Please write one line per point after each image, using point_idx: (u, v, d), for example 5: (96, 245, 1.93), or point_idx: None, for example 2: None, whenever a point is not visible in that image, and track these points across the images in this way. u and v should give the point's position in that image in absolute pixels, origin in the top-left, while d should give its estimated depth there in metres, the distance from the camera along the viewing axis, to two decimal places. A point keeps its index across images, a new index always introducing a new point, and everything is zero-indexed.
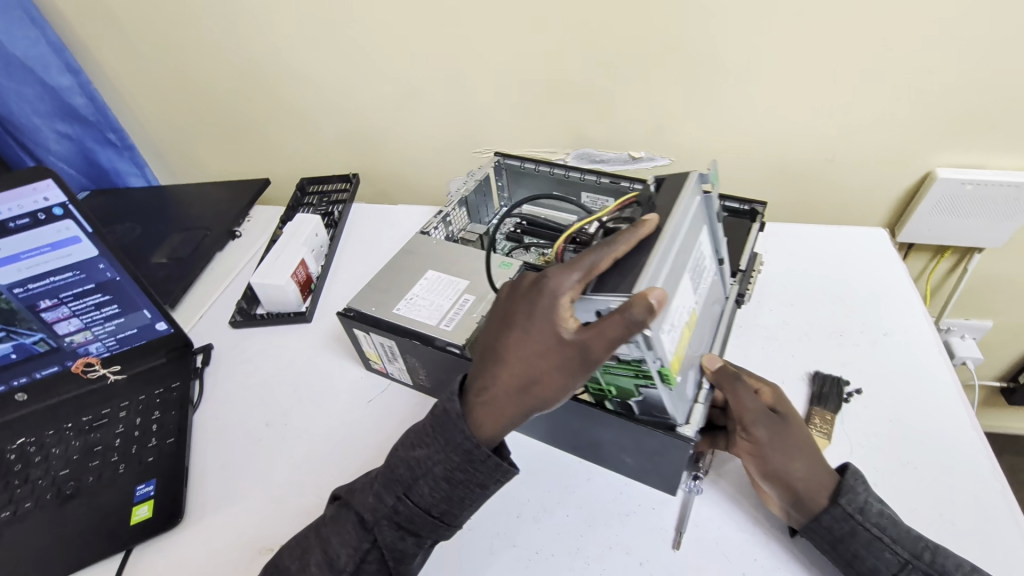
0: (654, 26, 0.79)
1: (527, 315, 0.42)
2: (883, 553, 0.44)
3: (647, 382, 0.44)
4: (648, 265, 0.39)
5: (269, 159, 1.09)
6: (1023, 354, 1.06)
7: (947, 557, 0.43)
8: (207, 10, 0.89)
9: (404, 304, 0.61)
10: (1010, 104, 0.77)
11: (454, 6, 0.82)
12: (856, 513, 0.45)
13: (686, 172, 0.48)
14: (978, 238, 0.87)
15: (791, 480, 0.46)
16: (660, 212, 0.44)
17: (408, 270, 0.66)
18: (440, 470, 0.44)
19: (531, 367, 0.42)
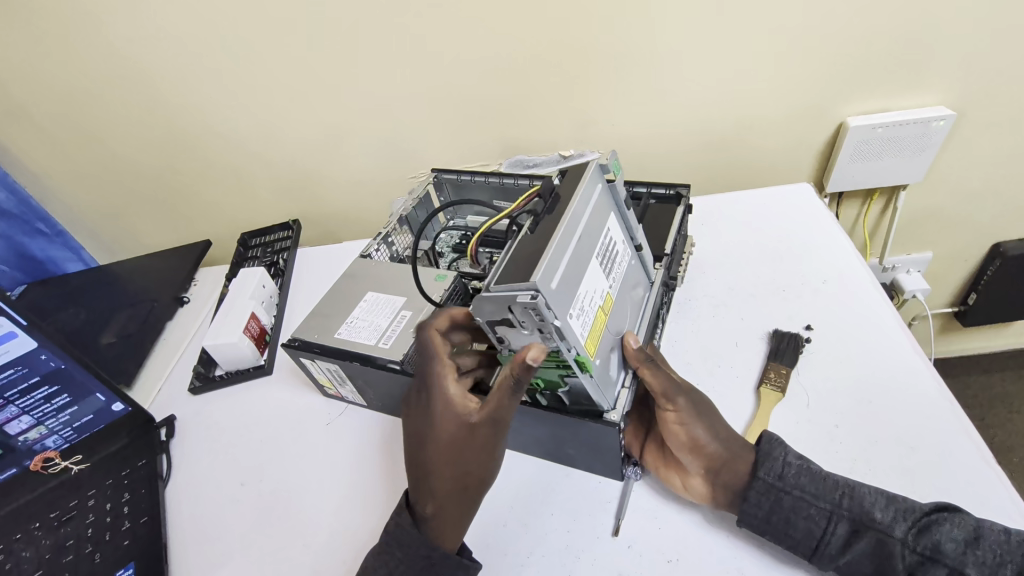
0: (556, 29, 0.81)
1: (437, 432, 0.51)
2: (809, 512, 0.46)
3: (569, 371, 0.48)
4: (544, 257, 0.43)
5: (208, 219, 1.08)
6: (967, 277, 1.11)
7: (866, 497, 0.45)
8: (115, 82, 0.89)
9: (344, 328, 0.63)
10: (900, 47, 0.81)
11: (357, 38, 0.83)
12: (776, 481, 0.48)
13: (585, 163, 0.52)
14: (899, 177, 0.92)
15: (717, 448, 0.50)
16: (559, 205, 0.49)
17: (349, 296, 0.67)
18: (407, 571, 0.48)
19: (461, 467, 0.50)
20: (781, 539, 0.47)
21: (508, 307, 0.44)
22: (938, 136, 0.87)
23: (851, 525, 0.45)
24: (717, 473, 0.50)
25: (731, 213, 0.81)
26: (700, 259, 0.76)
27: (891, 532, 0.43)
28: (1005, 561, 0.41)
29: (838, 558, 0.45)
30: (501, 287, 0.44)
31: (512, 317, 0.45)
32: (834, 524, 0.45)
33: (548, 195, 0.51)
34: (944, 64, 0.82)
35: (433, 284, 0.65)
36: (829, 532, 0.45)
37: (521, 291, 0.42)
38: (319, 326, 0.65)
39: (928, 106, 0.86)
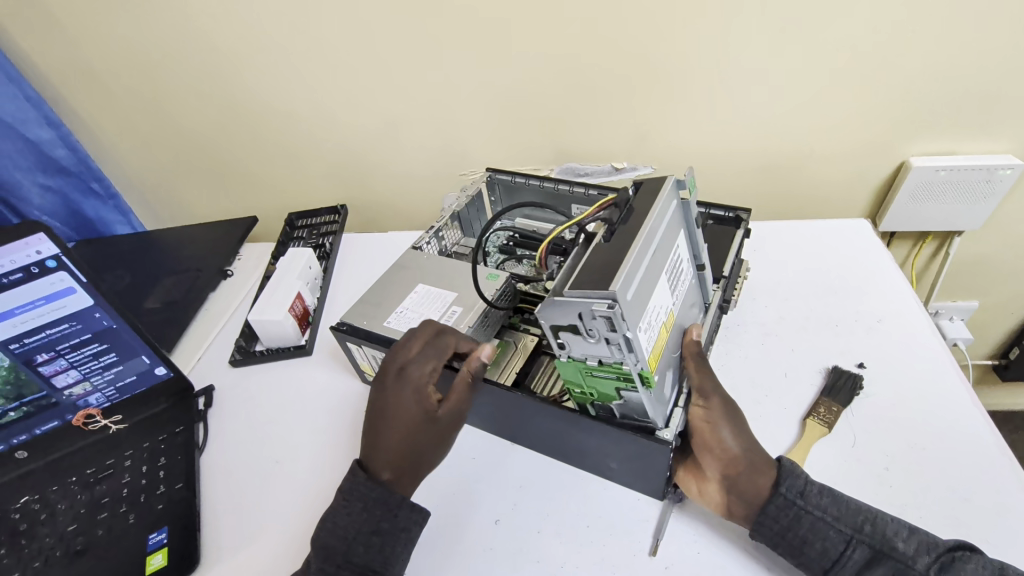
0: (626, 42, 0.82)
1: (406, 406, 0.53)
2: (827, 534, 0.45)
3: (628, 384, 0.47)
4: (623, 268, 0.42)
5: (255, 196, 1.09)
6: (1011, 330, 1.09)
7: (887, 525, 0.44)
8: (184, 54, 0.90)
9: (395, 317, 0.63)
10: (972, 92, 0.80)
11: (429, 32, 0.84)
12: (797, 499, 0.47)
13: (663, 177, 0.51)
14: (956, 222, 0.90)
15: (744, 455, 0.49)
16: (635, 217, 0.48)
17: (400, 286, 0.67)
18: (366, 526, 0.50)
19: (418, 442, 0.52)
20: (794, 555, 0.47)
21: (579, 314, 0.43)
22: (1002, 185, 0.85)
23: (870, 551, 0.44)
24: (732, 481, 0.49)
25: (787, 244, 0.80)
26: (749, 287, 0.75)
27: (913, 565, 0.42)
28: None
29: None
30: (576, 292, 0.43)
31: (579, 325, 0.44)
32: (852, 548, 0.44)
33: (624, 206, 0.50)
34: (1016, 113, 0.81)
35: (487, 283, 0.64)
36: (846, 554, 0.45)
37: (598, 301, 0.41)
38: (369, 313, 0.65)
39: (995, 154, 0.85)
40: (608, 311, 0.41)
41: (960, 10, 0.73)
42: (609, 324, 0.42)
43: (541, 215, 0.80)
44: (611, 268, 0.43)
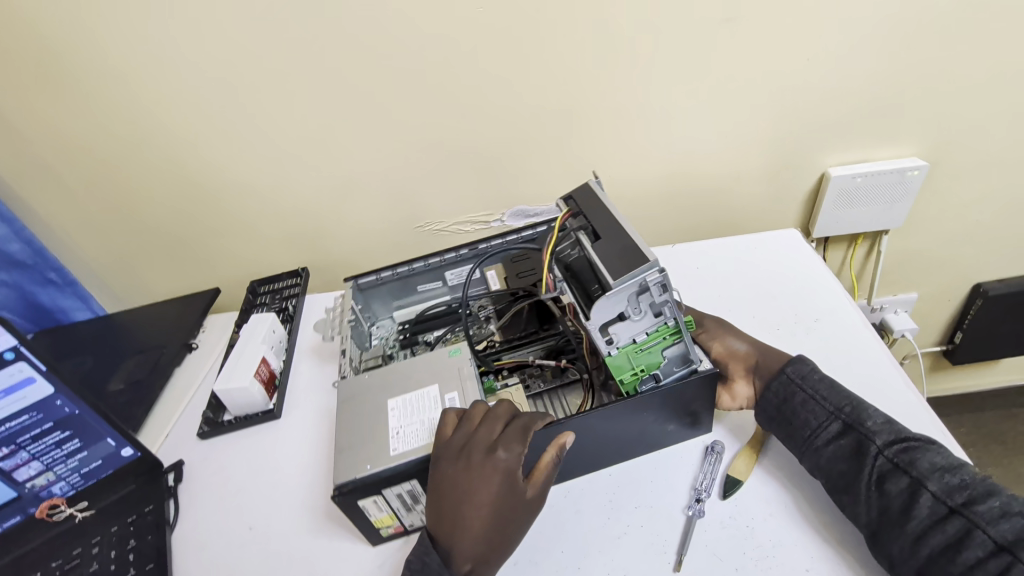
0: (555, 90, 0.88)
1: (495, 491, 0.53)
2: (813, 408, 0.56)
3: (676, 338, 0.56)
4: (641, 243, 0.52)
5: (214, 268, 1.09)
6: (952, 316, 1.16)
7: (868, 411, 0.54)
8: (133, 141, 0.92)
9: (395, 443, 0.57)
10: (870, 105, 0.88)
11: (372, 97, 0.89)
12: (797, 378, 0.58)
13: (585, 186, 0.60)
14: (880, 223, 0.97)
15: (752, 351, 0.64)
16: (603, 217, 0.56)
17: (371, 408, 0.61)
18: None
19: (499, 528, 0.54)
20: (783, 426, 0.58)
21: (638, 285, 0.51)
22: (913, 184, 0.93)
23: (843, 426, 0.54)
24: (754, 368, 0.62)
25: (714, 259, 0.85)
26: (695, 302, 0.78)
27: (873, 438, 0.52)
28: (967, 487, 0.47)
29: (821, 450, 0.55)
30: (622, 278, 0.50)
31: (630, 302, 0.52)
32: (830, 422, 0.55)
33: (579, 215, 0.59)
34: (912, 120, 0.89)
35: (454, 359, 0.64)
36: (824, 427, 0.55)
37: (649, 270, 0.50)
38: (365, 451, 0.57)
39: (902, 158, 0.93)
40: (659, 272, 0.50)
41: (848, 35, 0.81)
42: (659, 290, 0.52)
43: (418, 293, 0.81)
44: (631, 249, 0.52)
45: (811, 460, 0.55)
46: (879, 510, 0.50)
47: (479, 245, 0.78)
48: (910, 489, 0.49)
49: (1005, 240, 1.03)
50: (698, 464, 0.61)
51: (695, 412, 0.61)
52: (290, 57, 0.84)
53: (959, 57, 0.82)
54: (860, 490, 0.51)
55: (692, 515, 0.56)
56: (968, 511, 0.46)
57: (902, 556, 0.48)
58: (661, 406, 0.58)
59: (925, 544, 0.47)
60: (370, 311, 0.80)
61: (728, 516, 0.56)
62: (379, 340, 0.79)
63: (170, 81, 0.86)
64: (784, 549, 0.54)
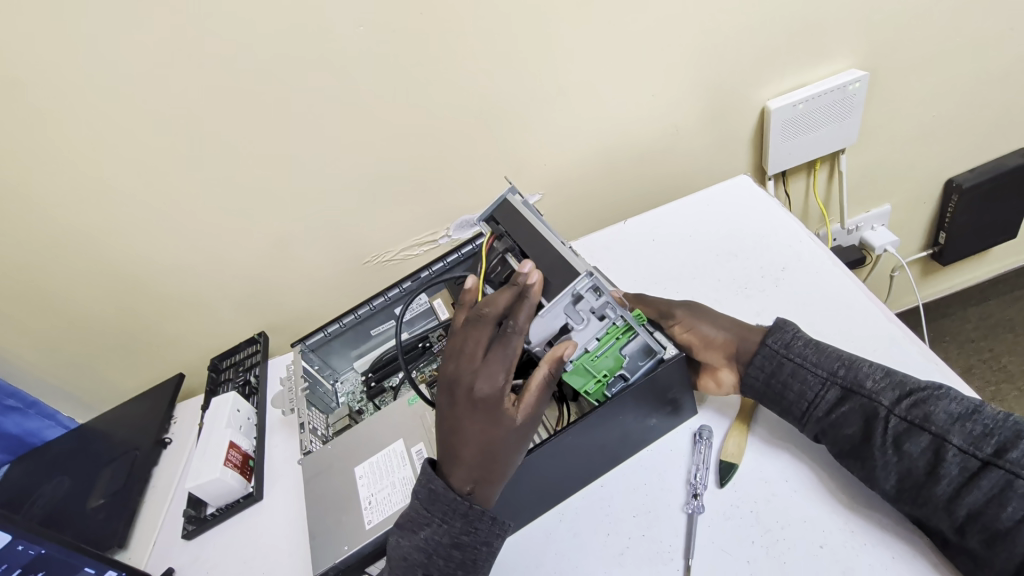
0: (467, 93, 0.83)
1: (482, 419, 0.47)
2: (806, 377, 0.51)
3: (630, 336, 0.51)
4: (569, 256, 0.48)
5: (171, 354, 1.03)
6: (931, 218, 1.12)
7: (864, 368, 0.50)
8: (46, 250, 0.85)
9: (369, 515, 0.53)
10: (795, 29, 0.83)
11: (283, 141, 0.82)
12: (782, 348, 0.54)
13: (501, 200, 0.57)
14: (834, 143, 0.93)
15: (730, 329, 0.58)
16: (524, 229, 0.53)
17: (341, 480, 0.58)
18: (447, 539, 0.47)
19: (493, 456, 0.47)
20: (778, 401, 0.53)
21: (574, 296, 0.47)
22: (859, 97, 0.88)
23: (842, 391, 0.50)
24: (735, 355, 0.56)
25: (668, 230, 0.80)
26: (657, 283, 0.74)
27: (878, 399, 0.47)
28: (991, 433, 0.43)
29: (825, 420, 0.50)
30: (557, 296, 0.47)
31: (571, 315, 0.49)
32: (827, 389, 0.50)
33: (502, 234, 0.55)
34: (843, 32, 0.84)
35: (411, 407, 0.60)
36: (821, 395, 0.50)
37: (579, 279, 0.46)
38: (340, 531, 0.53)
39: (840, 72, 0.88)
40: (591, 278, 0.46)
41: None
42: (594, 294, 0.47)
43: (374, 338, 0.79)
44: (558, 263, 0.49)
45: (818, 431, 0.51)
46: (899, 474, 0.46)
47: (421, 274, 0.75)
48: (930, 446, 0.44)
49: (967, 129, 0.99)
50: (688, 456, 0.58)
51: (675, 400, 0.57)
52: (184, 122, 0.77)
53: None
54: (874, 456, 0.47)
55: (691, 513, 0.53)
56: (1000, 461, 0.41)
57: (938, 518, 0.44)
58: (635, 404, 0.55)
59: (958, 503, 0.42)
60: (331, 367, 0.79)
61: (734, 505, 0.53)
62: (346, 397, 0.77)
63: (65, 176, 0.79)
64: (795, 530, 0.50)
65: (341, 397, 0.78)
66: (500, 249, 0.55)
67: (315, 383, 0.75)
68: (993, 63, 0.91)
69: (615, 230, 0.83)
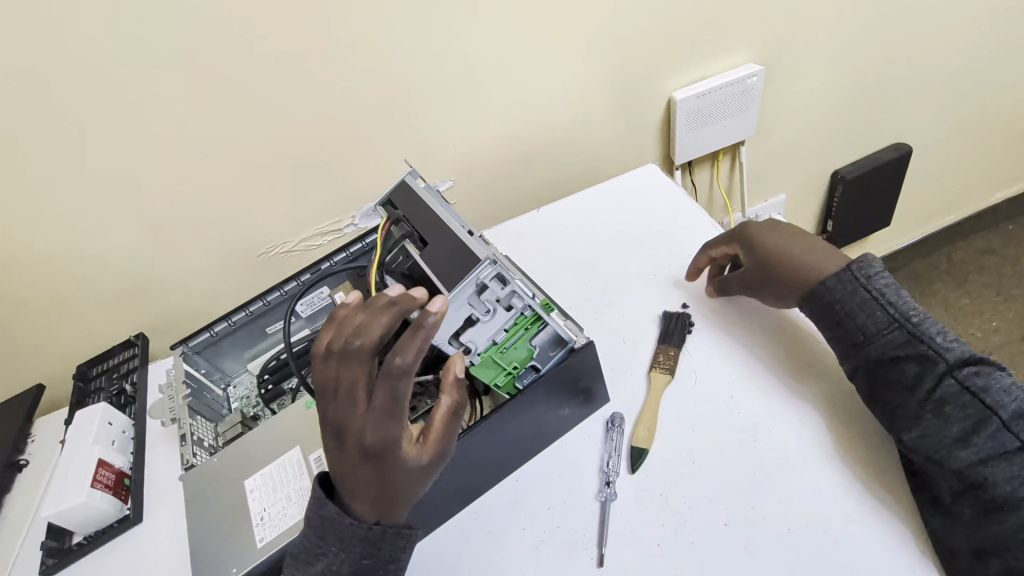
0: (371, 72, 0.77)
1: (377, 470, 0.42)
2: (877, 313, 0.52)
3: (539, 325, 0.49)
4: (470, 240, 0.45)
5: (27, 365, 0.89)
6: (820, 208, 1.20)
7: (937, 323, 0.49)
8: None
9: (261, 531, 0.48)
10: (697, 22, 0.85)
11: (160, 115, 0.73)
12: (864, 279, 0.53)
13: (399, 182, 0.52)
14: (735, 135, 0.97)
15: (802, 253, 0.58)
16: (423, 214, 0.49)
17: (227, 497, 0.51)
18: (346, 566, 0.43)
19: (394, 501, 0.43)
20: (836, 329, 0.54)
21: (478, 283, 0.44)
22: (755, 91, 0.93)
23: (906, 336, 0.50)
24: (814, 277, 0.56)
25: (579, 217, 0.80)
26: (570, 271, 0.73)
27: (942, 355, 0.48)
28: None
29: (877, 357, 0.51)
30: (456, 286, 0.43)
31: (475, 305, 0.45)
32: (891, 329, 0.51)
33: (399, 220, 0.51)
34: (741, 27, 0.87)
35: (308, 411, 0.55)
36: (882, 333, 0.51)
37: (480, 268, 0.43)
38: (226, 552, 0.48)
39: (740, 66, 0.92)
40: (492, 266, 0.43)
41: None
42: (500, 284, 0.44)
43: (269, 338, 0.73)
44: (458, 248, 0.45)
45: (861, 368, 0.52)
46: (924, 430, 0.47)
47: (321, 266, 0.70)
48: (975, 415, 0.45)
49: (849, 125, 1.07)
50: (601, 444, 0.57)
51: (589, 388, 0.56)
52: (32, 87, 0.66)
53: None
54: (911, 404, 0.48)
55: (605, 501, 0.52)
56: None
57: (941, 476, 0.46)
58: (547, 396, 0.53)
59: (974, 469, 0.44)
60: (220, 371, 0.71)
61: (648, 494, 0.52)
62: (240, 402, 0.70)
63: None
64: (700, 509, 0.51)
65: (234, 403, 0.71)
66: (398, 236, 0.50)
67: (199, 389, 0.67)
68: (871, 62, 0.99)
69: (528, 218, 0.81)
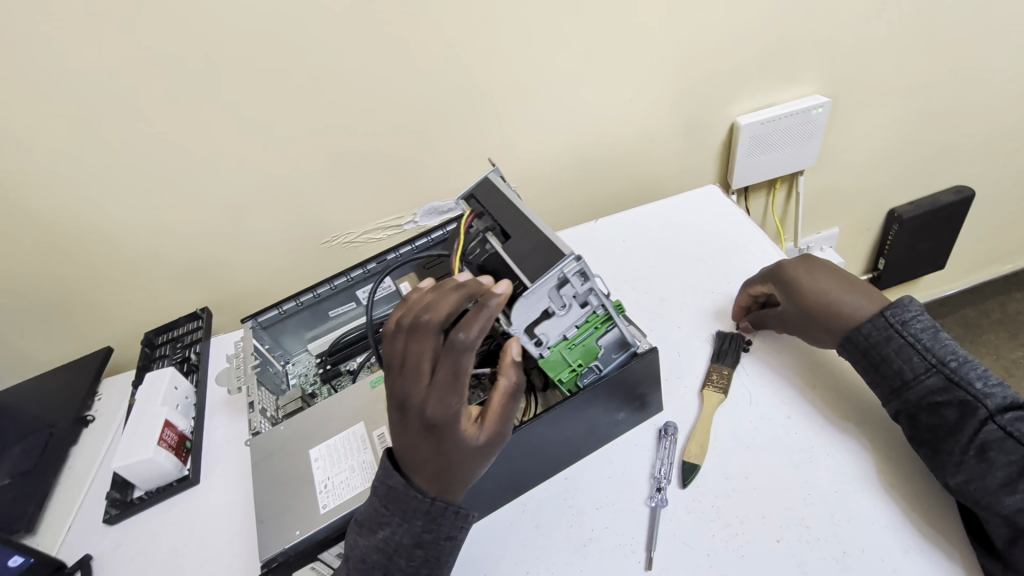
0: (449, 77, 0.81)
1: (440, 444, 0.43)
2: (912, 358, 0.51)
3: (608, 325, 0.51)
4: (555, 235, 0.46)
5: (99, 328, 0.94)
6: (872, 244, 1.20)
7: (978, 366, 0.49)
8: None
9: (324, 498, 0.50)
10: (768, 51, 0.86)
11: (251, 104, 0.77)
12: (899, 323, 0.53)
13: (483, 178, 0.55)
14: (796, 164, 0.97)
15: (835, 295, 0.57)
16: (507, 209, 0.51)
17: (293, 464, 0.54)
18: (408, 537, 0.45)
19: (454, 476, 0.44)
20: (874, 372, 0.54)
21: (559, 276, 0.45)
22: (819, 122, 0.94)
23: (945, 380, 0.49)
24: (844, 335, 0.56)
25: (636, 231, 0.82)
26: (627, 283, 0.75)
27: (983, 400, 0.47)
28: None
29: (917, 401, 0.51)
30: (540, 278, 0.45)
31: (553, 299, 0.47)
32: (928, 374, 0.50)
33: (482, 213, 0.53)
34: (811, 59, 0.88)
35: (373, 390, 0.58)
36: (920, 378, 0.51)
37: (565, 262, 0.45)
38: (290, 514, 0.50)
39: (806, 96, 0.93)
40: (577, 262, 0.45)
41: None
42: (580, 279, 0.46)
43: (331, 320, 0.76)
44: (542, 244, 0.47)
45: (901, 411, 0.52)
46: (968, 475, 0.47)
47: (388, 256, 0.73)
48: (1020, 460, 0.44)
49: (912, 163, 1.06)
50: (652, 453, 0.58)
51: (644, 396, 0.58)
52: (142, 70, 0.71)
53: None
54: (953, 451, 0.48)
55: (655, 507, 0.53)
56: None
57: (993, 523, 0.45)
58: (606, 397, 0.54)
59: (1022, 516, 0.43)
60: (282, 348, 0.75)
61: (699, 504, 0.53)
62: (299, 380, 0.73)
63: None
64: (752, 525, 0.51)
65: (293, 380, 0.74)
66: (480, 228, 0.52)
67: (264, 363, 0.71)
68: (940, 103, 0.98)
69: (586, 227, 0.83)
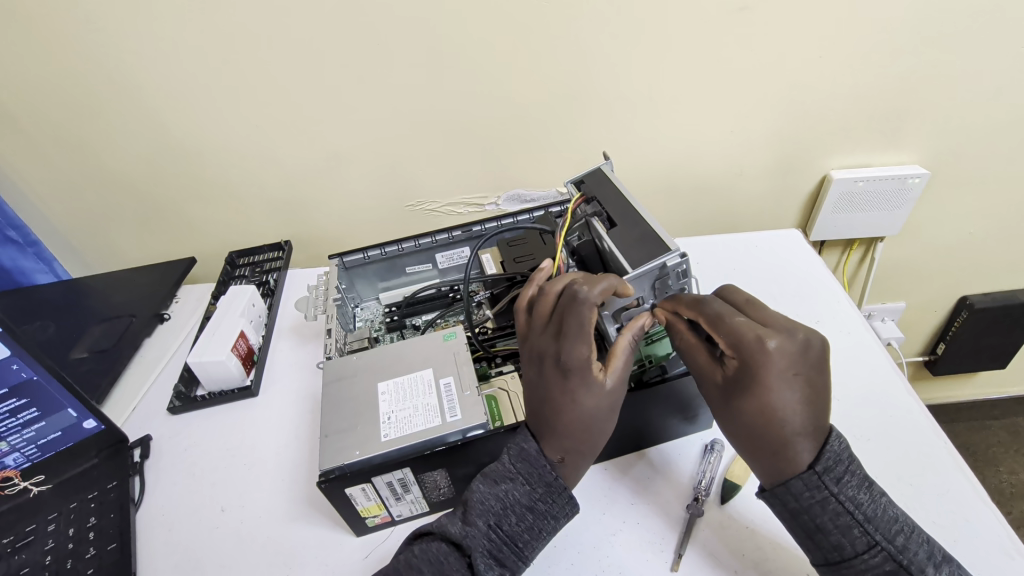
0: (564, 75, 0.84)
1: (567, 388, 0.49)
2: (853, 533, 0.44)
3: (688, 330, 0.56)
4: (661, 230, 0.51)
5: (188, 238, 1.01)
6: (937, 326, 1.18)
7: (922, 549, 0.43)
8: (101, 98, 0.82)
9: (386, 428, 0.53)
10: (878, 112, 0.87)
11: (377, 63, 0.81)
12: (831, 483, 0.45)
13: (597, 170, 0.61)
14: (878, 229, 0.98)
15: (791, 417, 0.45)
16: (617, 199, 0.57)
17: (360, 392, 0.57)
18: (525, 500, 0.48)
19: (585, 427, 0.49)
20: (807, 538, 0.46)
21: (661, 265, 0.50)
22: (913, 193, 0.93)
23: (894, 564, 0.43)
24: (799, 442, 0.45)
25: (713, 258, 0.84)
26: None
27: None
28: None
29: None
30: (642, 265, 0.50)
31: (649, 287, 0.52)
32: (871, 553, 0.44)
33: (591, 200, 0.59)
34: (919, 129, 0.89)
35: (444, 344, 0.61)
36: (862, 558, 0.44)
37: (669, 255, 0.50)
38: (355, 437, 0.53)
39: (905, 164, 0.93)
40: (680, 259, 0.50)
41: (884, 28, 0.78)
42: (679, 275, 0.51)
43: (406, 276, 0.79)
44: (648, 236, 0.52)
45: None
46: None
47: (474, 228, 0.76)
48: None
49: (997, 255, 1.04)
50: (694, 466, 0.59)
51: (698, 409, 0.59)
52: (289, 11, 0.75)
53: (989, 59, 0.80)
54: None
55: (690, 515, 0.54)
56: None
57: None
58: (664, 399, 0.57)
59: None
60: (355, 292, 0.79)
61: (734, 521, 0.54)
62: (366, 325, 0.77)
63: (148, 26, 0.75)
64: (784, 552, 0.52)
65: (361, 323, 0.77)
66: (588, 212, 0.57)
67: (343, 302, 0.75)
68: None
69: None
